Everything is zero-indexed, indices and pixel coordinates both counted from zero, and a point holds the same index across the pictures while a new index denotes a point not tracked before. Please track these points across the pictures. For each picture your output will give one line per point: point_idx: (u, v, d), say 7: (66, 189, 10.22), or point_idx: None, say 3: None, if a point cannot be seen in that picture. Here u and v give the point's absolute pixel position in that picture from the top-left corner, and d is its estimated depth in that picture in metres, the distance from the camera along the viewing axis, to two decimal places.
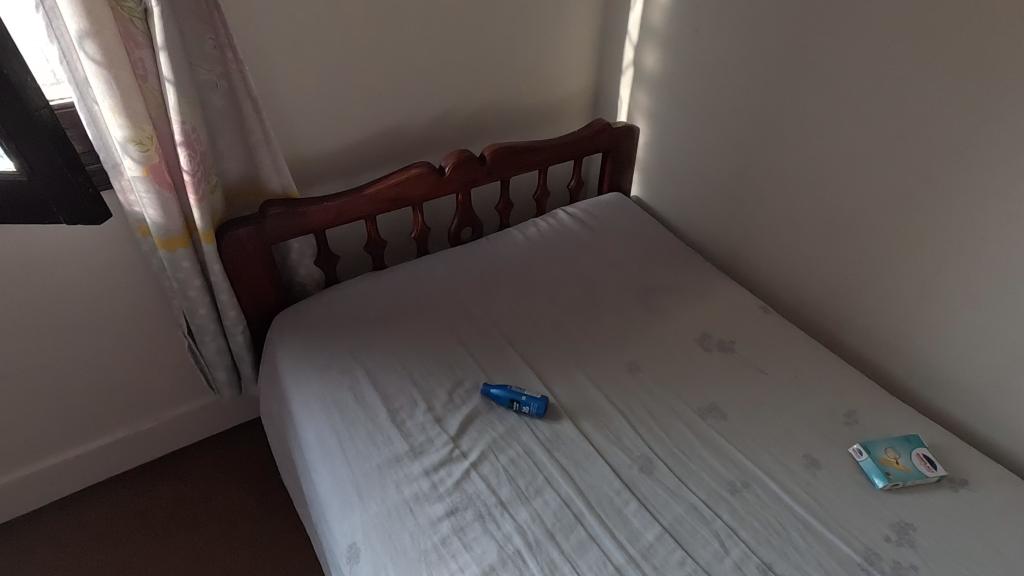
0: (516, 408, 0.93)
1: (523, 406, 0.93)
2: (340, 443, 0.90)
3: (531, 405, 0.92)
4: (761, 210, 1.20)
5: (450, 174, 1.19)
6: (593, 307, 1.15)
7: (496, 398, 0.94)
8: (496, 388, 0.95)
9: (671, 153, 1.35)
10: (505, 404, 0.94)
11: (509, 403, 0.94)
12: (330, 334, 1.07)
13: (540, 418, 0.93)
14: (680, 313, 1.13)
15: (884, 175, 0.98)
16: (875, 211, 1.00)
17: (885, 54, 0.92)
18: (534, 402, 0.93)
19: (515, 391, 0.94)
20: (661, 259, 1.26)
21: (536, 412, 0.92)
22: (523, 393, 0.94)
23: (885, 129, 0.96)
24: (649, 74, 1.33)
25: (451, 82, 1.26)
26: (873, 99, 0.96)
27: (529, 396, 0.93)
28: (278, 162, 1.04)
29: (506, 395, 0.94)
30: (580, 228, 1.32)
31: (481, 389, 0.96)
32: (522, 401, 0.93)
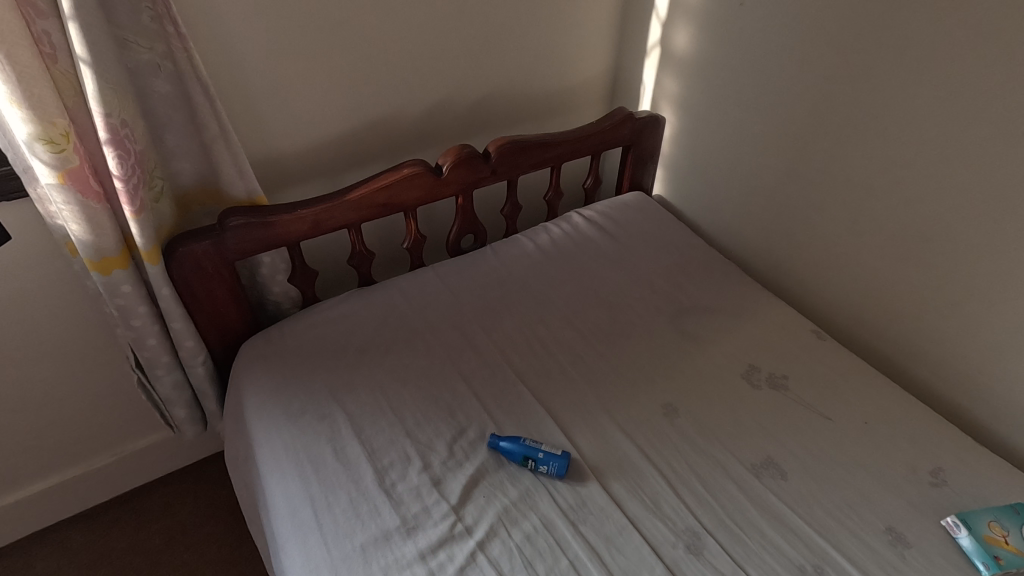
0: (532, 467, 0.77)
1: (540, 464, 0.77)
2: (316, 514, 0.73)
3: (551, 463, 0.76)
4: (813, 217, 1.02)
5: (449, 174, 1.01)
6: (617, 331, 0.98)
7: (508, 453, 0.78)
8: (507, 441, 0.78)
9: (704, 147, 1.18)
10: (520, 462, 0.77)
11: (523, 461, 0.77)
12: (306, 368, 0.90)
13: (560, 479, 0.76)
14: (720, 339, 0.96)
15: (975, 181, 0.80)
16: (960, 224, 0.83)
17: (984, 31, 0.74)
18: (554, 459, 0.76)
19: (530, 445, 0.78)
20: (692, 272, 1.09)
21: (557, 472, 0.76)
22: (540, 447, 0.77)
23: (980, 126, 0.78)
24: (680, 57, 1.15)
25: (449, 65, 1.07)
26: (968, 86, 0.77)
27: (548, 453, 0.77)
28: (240, 162, 0.85)
29: (520, 450, 0.77)
30: (598, 234, 1.17)
31: (488, 440, 0.80)
32: (540, 459, 0.77)
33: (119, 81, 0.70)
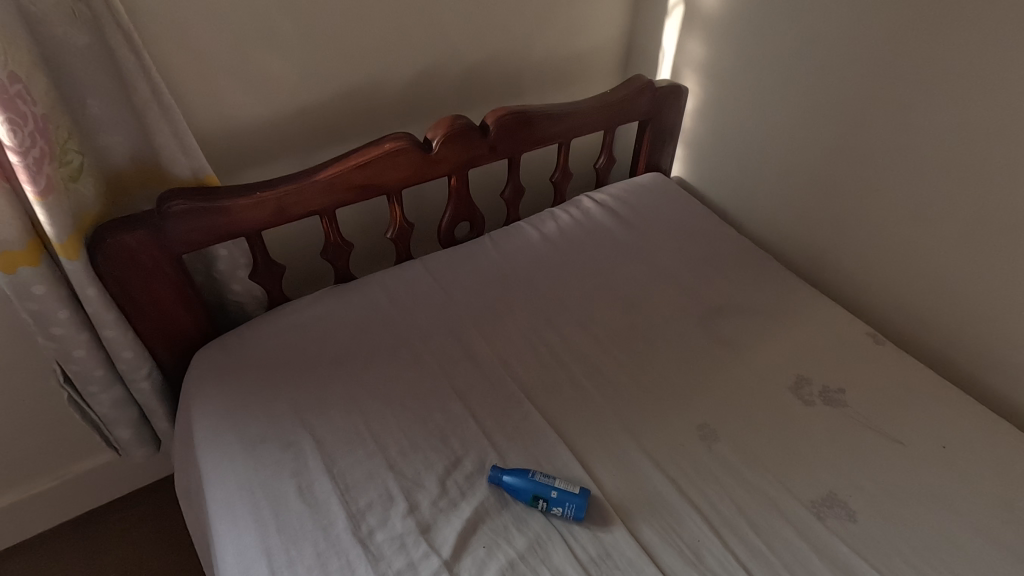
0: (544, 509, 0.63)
1: (554, 507, 0.63)
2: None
3: (567, 506, 0.62)
4: (865, 201, 0.87)
5: (440, 150, 0.86)
6: (639, 336, 0.83)
7: (513, 493, 0.64)
8: (509, 479, 0.64)
9: (734, 121, 1.02)
10: (528, 503, 0.64)
11: (532, 502, 0.63)
12: (268, 384, 0.74)
13: (578, 522, 0.63)
14: (760, 345, 0.82)
15: None
16: None
17: None
18: (571, 500, 0.62)
19: (540, 484, 0.63)
20: (722, 265, 0.95)
21: (575, 515, 0.62)
22: (552, 487, 0.63)
23: None
24: (708, 15, 0.99)
25: (440, 24, 0.92)
26: None
27: (562, 493, 0.63)
28: (181, 133, 0.70)
29: (528, 491, 0.63)
30: (611, 221, 1.02)
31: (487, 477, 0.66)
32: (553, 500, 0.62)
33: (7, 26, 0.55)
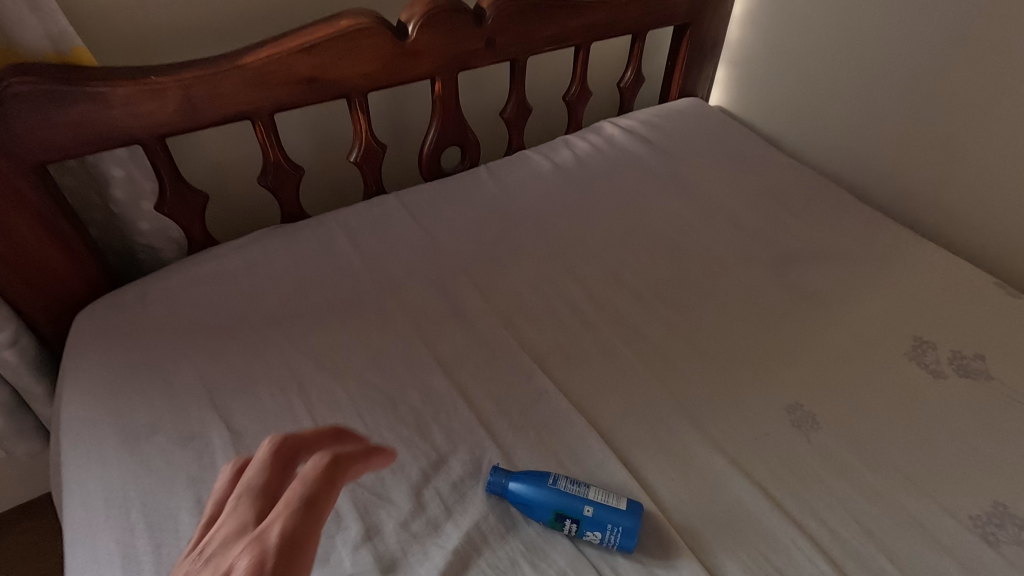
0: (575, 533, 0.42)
1: (590, 532, 0.41)
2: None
3: (612, 529, 0.41)
4: (990, 108, 0.65)
5: (417, 38, 0.63)
6: (691, 288, 0.61)
7: (526, 510, 0.42)
8: (520, 491, 0.42)
9: (800, 22, 0.80)
10: (551, 525, 0.42)
11: (557, 524, 0.41)
12: (171, 353, 0.52)
13: (623, 553, 0.41)
14: (855, 298, 0.60)
15: None
16: None
17: None
18: (616, 520, 0.41)
19: (567, 496, 0.41)
20: (791, 202, 0.73)
21: (623, 543, 0.41)
22: (586, 500, 0.41)
23: None
24: None
25: None
26: None
27: (602, 510, 0.41)
28: None
29: (549, 509, 0.41)
30: (642, 149, 0.81)
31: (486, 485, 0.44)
32: (589, 522, 0.41)
33: None
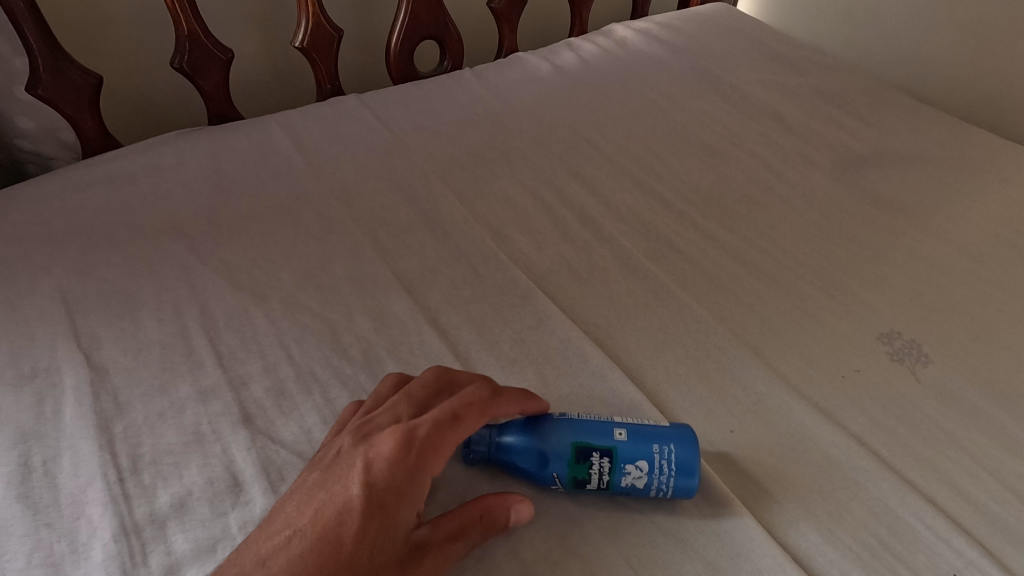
0: (613, 481, 0.27)
1: (632, 468, 0.27)
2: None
3: (660, 459, 0.27)
4: None
5: None
6: (735, 198, 0.47)
7: (532, 463, 0.27)
8: (516, 429, 0.27)
9: None
10: (574, 476, 0.27)
11: (582, 471, 0.27)
12: (24, 268, 0.37)
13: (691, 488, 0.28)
14: (949, 208, 0.46)
15: None
16: None
17: None
18: (662, 444, 0.27)
19: (583, 421, 0.28)
20: (851, 104, 0.59)
21: (681, 479, 0.27)
22: (608, 425, 0.28)
23: None
24: None
25: None
26: None
27: (636, 431, 0.27)
28: None
29: (565, 443, 0.27)
30: (662, 51, 0.66)
31: (463, 450, 0.28)
32: (623, 453, 0.27)
33: None
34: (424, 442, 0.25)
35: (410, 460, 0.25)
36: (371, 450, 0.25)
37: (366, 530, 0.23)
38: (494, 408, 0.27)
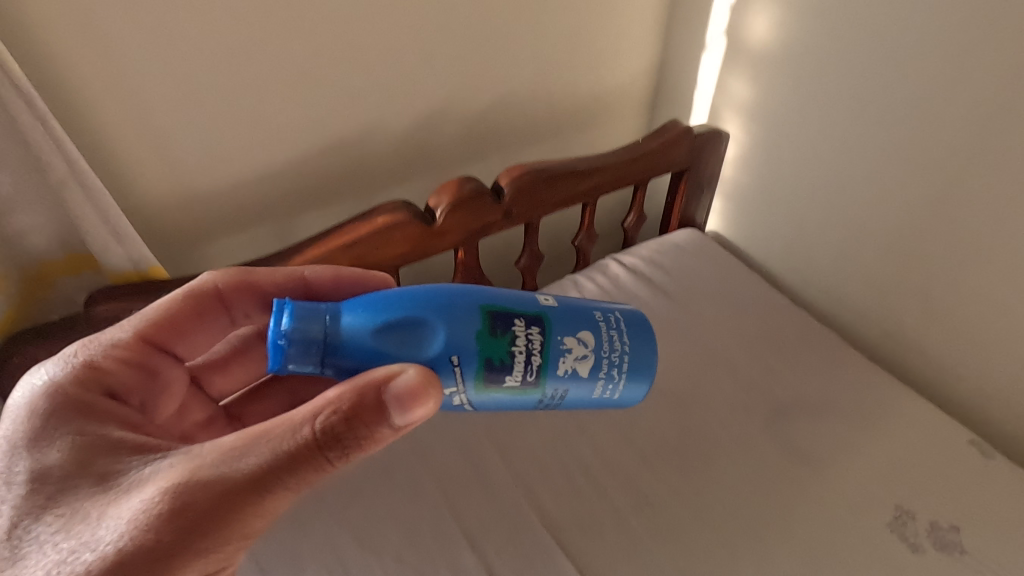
0: (538, 373, 0.44)
1: (578, 350, 0.45)
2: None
3: (621, 353, 0.48)
4: (958, 275, 0.73)
5: (443, 221, 0.70)
6: (697, 449, 0.67)
7: (429, 361, 0.42)
8: (355, 315, 0.41)
9: (790, 173, 0.88)
10: (484, 323, 0.43)
11: (508, 346, 0.43)
12: None
13: (633, 381, 0.49)
14: (846, 461, 0.66)
15: None
16: None
17: None
18: (614, 326, 0.48)
19: (516, 299, 0.45)
20: (788, 347, 0.79)
21: (630, 381, 0.49)
22: (535, 300, 0.46)
23: None
24: (761, 51, 0.84)
25: (446, 69, 0.78)
26: None
27: (587, 317, 0.47)
28: (116, 224, 0.57)
29: (474, 306, 0.43)
30: (646, 290, 0.86)
31: (286, 340, 0.40)
32: (564, 330, 0.45)
33: None
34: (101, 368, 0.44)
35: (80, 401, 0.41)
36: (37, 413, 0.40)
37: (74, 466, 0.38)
38: (213, 287, 0.51)
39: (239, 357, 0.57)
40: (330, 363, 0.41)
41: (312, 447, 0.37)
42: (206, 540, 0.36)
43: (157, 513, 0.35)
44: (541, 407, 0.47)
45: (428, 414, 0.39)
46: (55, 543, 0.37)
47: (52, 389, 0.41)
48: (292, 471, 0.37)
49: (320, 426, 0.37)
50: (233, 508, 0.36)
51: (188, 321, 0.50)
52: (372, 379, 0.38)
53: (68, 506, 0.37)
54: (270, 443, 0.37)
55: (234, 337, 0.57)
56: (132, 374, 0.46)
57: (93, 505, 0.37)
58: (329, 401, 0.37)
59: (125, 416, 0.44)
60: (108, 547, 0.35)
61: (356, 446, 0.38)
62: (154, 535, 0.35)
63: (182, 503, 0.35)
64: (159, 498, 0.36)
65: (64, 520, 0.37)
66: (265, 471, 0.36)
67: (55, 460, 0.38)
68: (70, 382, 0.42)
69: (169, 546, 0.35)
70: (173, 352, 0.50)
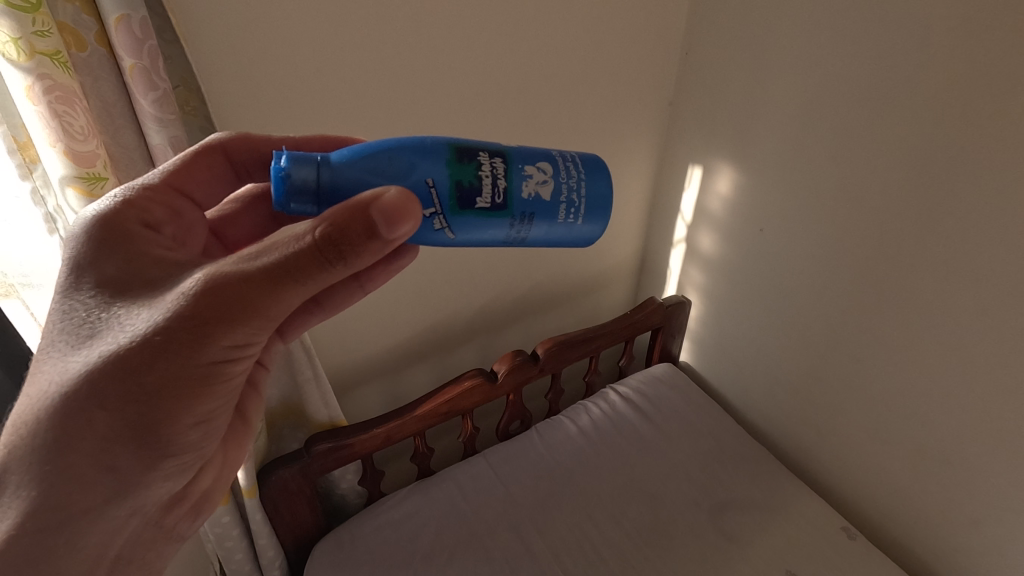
0: (494, 198, 0.55)
1: (539, 177, 0.57)
2: (64, 463, 0.46)
3: (579, 185, 0.59)
4: (829, 416, 1.13)
5: (503, 379, 1.13)
6: (662, 530, 1.06)
7: (412, 185, 0.52)
8: (341, 152, 0.51)
9: (730, 334, 1.30)
10: (450, 157, 0.53)
11: (475, 171, 0.54)
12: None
13: (574, 218, 0.60)
14: (757, 539, 1.05)
15: (970, 424, 0.90)
16: (955, 455, 0.94)
17: (962, 313, 0.86)
18: (572, 163, 0.59)
19: (482, 140, 0.56)
20: (726, 457, 1.19)
21: (588, 216, 0.61)
22: (498, 143, 0.57)
23: (972, 383, 0.88)
24: (705, 255, 1.28)
25: (501, 275, 1.24)
26: (955, 349, 0.89)
27: (546, 154, 0.58)
28: (326, 396, 1.00)
29: (441, 142, 0.53)
30: (635, 414, 1.26)
31: (282, 171, 0.49)
32: (524, 161, 0.56)
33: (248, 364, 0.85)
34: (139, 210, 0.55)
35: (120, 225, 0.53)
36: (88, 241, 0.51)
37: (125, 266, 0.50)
38: (222, 143, 0.62)
39: (246, 210, 0.68)
40: (326, 202, 0.51)
41: (314, 248, 0.44)
42: (231, 319, 0.45)
43: (188, 294, 0.45)
44: (512, 239, 0.59)
45: (412, 234, 0.47)
46: (111, 328, 0.46)
47: (97, 216, 0.52)
48: (301, 267, 0.45)
49: (319, 235, 0.45)
50: (250, 296, 0.45)
51: (200, 173, 0.62)
52: (364, 202, 0.45)
53: (124, 305, 0.47)
54: (280, 248, 0.45)
55: (240, 194, 0.69)
56: (163, 211, 0.57)
57: (137, 302, 0.47)
58: (324, 218, 0.45)
59: (162, 243, 0.54)
60: (151, 322, 0.45)
61: (350, 253, 0.45)
62: (187, 312, 0.44)
63: (207, 286, 0.45)
64: (189, 283, 0.45)
65: (117, 314, 0.47)
66: (277, 266, 0.45)
67: (117, 277, 0.49)
68: (108, 215, 0.53)
69: (202, 319, 0.44)
70: (192, 198, 0.62)
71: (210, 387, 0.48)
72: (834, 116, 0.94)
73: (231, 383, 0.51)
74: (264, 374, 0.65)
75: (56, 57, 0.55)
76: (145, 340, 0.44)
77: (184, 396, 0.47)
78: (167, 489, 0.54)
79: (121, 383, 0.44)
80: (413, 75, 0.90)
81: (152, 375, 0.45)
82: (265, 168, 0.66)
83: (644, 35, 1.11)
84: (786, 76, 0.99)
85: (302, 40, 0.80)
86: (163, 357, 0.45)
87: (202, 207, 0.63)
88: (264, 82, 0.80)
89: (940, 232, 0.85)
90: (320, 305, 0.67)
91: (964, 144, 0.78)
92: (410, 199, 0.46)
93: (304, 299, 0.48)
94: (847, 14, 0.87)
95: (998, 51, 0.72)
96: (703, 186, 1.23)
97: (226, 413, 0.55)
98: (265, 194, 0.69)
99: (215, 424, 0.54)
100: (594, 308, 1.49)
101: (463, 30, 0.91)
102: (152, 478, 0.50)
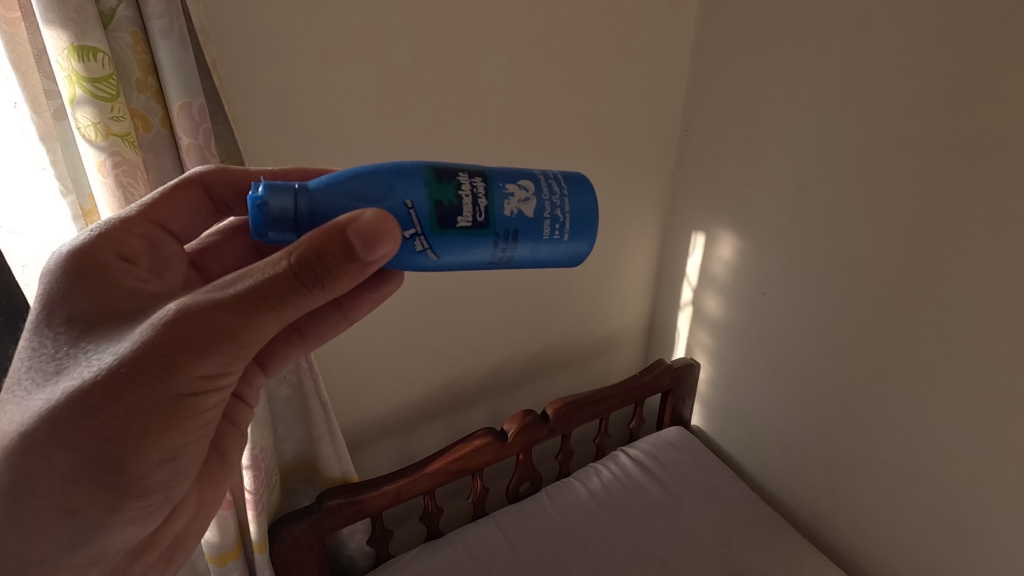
0: (472, 216, 0.59)
1: (521, 195, 0.61)
2: (25, 504, 0.48)
3: (563, 200, 0.63)
4: (842, 482, 1.12)
5: (513, 438, 1.15)
6: None
7: (391, 207, 0.57)
8: (320, 182, 0.56)
9: (738, 395, 1.31)
10: (427, 179, 0.58)
11: (455, 191, 0.58)
12: None
13: (559, 236, 0.64)
14: None
15: (983, 491, 0.89)
16: (973, 524, 0.92)
17: (966, 376, 0.88)
18: (555, 180, 0.64)
19: (464, 163, 0.61)
20: (738, 525, 1.16)
21: (573, 233, 0.64)
22: (479, 164, 0.61)
23: (983, 448, 0.88)
24: (712, 318, 1.32)
25: (513, 334, 1.28)
26: (962, 414, 0.90)
27: (528, 173, 0.63)
28: (341, 452, 1.02)
29: (421, 166, 0.58)
30: (642, 478, 1.25)
31: (256, 198, 0.54)
32: (505, 180, 0.61)
33: (265, 422, 0.87)
34: (119, 241, 0.59)
35: (100, 260, 0.57)
36: (65, 275, 0.55)
37: (100, 303, 0.53)
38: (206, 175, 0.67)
39: (226, 241, 0.73)
40: (302, 228, 0.55)
41: (288, 272, 0.48)
42: (201, 348, 0.48)
43: (161, 325, 0.47)
44: (497, 259, 0.62)
45: (392, 254, 0.51)
46: (79, 364, 0.49)
47: (77, 249, 0.56)
48: (277, 291, 0.49)
49: (293, 260, 0.49)
50: (222, 322, 0.48)
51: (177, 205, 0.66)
52: (340, 226, 0.49)
53: (93, 339, 0.51)
54: (254, 276, 0.49)
55: (220, 227, 0.74)
56: (140, 242, 0.61)
57: (111, 338, 0.50)
58: (298, 244, 0.49)
59: (138, 275, 0.58)
60: (120, 354, 0.47)
61: (323, 276, 0.49)
62: (158, 342, 0.47)
63: (180, 316, 0.48)
64: (162, 315, 0.48)
65: (85, 350, 0.50)
66: (252, 292, 0.48)
67: (87, 312, 0.53)
68: (88, 248, 0.57)
69: (172, 348, 0.47)
70: (170, 230, 0.66)
71: (182, 418, 0.51)
72: (827, 187, 1.00)
73: (203, 416, 0.53)
74: (246, 411, 0.71)
75: (127, 137, 0.64)
76: (116, 373, 0.47)
77: (153, 430, 0.49)
78: (133, 535, 0.55)
79: (87, 418, 0.47)
80: (435, 150, 1.00)
81: (120, 408, 0.47)
82: (242, 199, 0.70)
83: (647, 113, 1.21)
84: (782, 150, 1.06)
85: (336, 121, 0.90)
86: (133, 390, 0.47)
87: (180, 238, 0.67)
88: (299, 159, 0.89)
89: (937, 296, 0.88)
90: (303, 336, 0.72)
91: (952, 212, 0.84)
92: (388, 219, 0.50)
93: (280, 327, 0.51)
94: (834, 97, 0.95)
95: (976, 127, 0.78)
96: (706, 251, 1.28)
97: (198, 451, 0.57)
98: (244, 225, 0.74)
99: (184, 463, 0.55)
100: (605, 370, 1.51)
101: (479, 111, 1.01)
102: (115, 523, 0.52)
